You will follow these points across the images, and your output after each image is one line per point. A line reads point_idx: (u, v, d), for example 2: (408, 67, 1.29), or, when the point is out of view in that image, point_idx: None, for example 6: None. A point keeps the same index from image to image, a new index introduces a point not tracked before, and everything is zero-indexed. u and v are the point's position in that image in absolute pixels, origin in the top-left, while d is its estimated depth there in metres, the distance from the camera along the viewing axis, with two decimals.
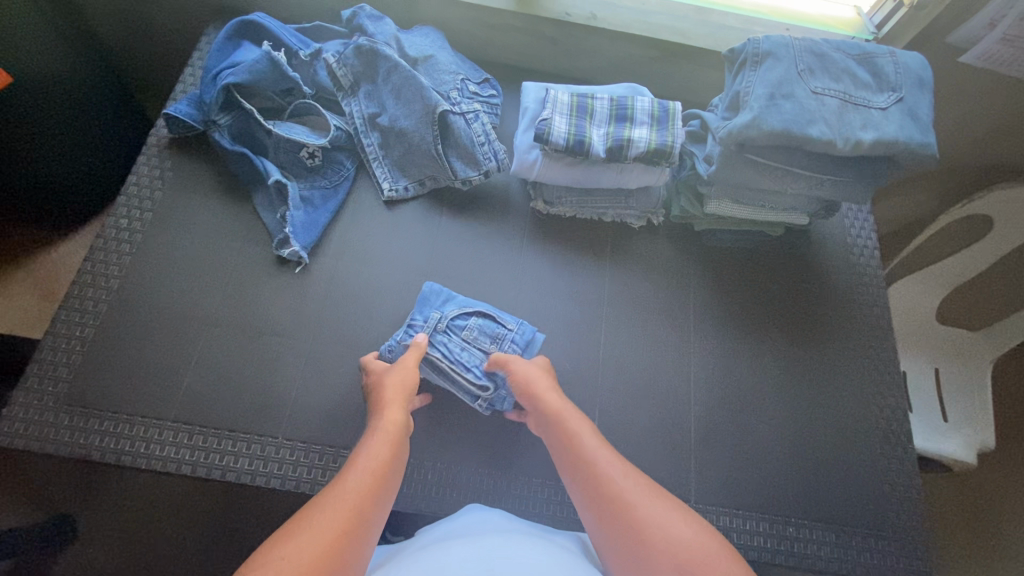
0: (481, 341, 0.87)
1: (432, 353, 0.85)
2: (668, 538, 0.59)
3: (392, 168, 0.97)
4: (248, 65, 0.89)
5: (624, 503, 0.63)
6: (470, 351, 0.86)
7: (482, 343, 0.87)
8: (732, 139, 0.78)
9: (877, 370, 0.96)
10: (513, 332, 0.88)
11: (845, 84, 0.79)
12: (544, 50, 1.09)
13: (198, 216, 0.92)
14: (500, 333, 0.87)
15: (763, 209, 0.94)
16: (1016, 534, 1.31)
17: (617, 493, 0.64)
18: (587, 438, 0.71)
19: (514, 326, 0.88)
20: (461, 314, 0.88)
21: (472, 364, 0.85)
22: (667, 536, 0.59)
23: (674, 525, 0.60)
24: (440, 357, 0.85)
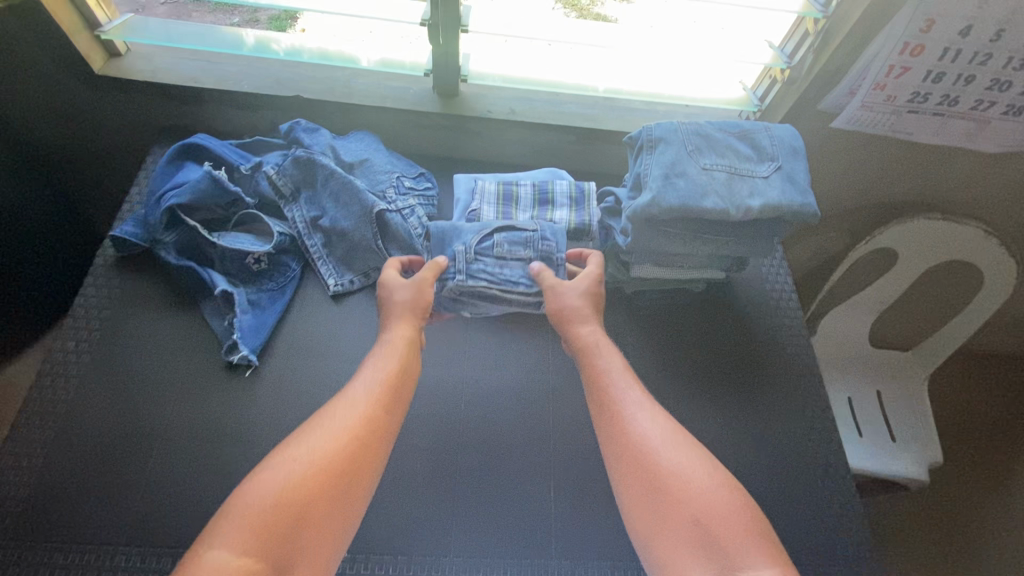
0: (515, 251, 0.97)
1: (477, 283, 0.94)
2: (681, 480, 0.74)
3: (337, 264, 1.02)
4: (191, 185, 0.94)
5: (642, 433, 0.79)
6: (509, 265, 0.96)
7: (516, 253, 0.97)
8: (637, 217, 0.87)
9: (810, 406, 1.03)
10: (538, 231, 0.98)
11: (730, 159, 0.90)
12: (473, 142, 1.20)
13: (146, 330, 0.95)
14: (528, 238, 0.97)
15: (683, 269, 1.03)
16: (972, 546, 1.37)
17: (635, 422, 0.80)
18: (612, 366, 0.87)
19: (535, 226, 0.98)
20: (484, 237, 0.96)
21: (516, 276, 0.96)
22: (681, 479, 0.74)
23: (686, 466, 0.76)
24: (487, 282, 0.95)
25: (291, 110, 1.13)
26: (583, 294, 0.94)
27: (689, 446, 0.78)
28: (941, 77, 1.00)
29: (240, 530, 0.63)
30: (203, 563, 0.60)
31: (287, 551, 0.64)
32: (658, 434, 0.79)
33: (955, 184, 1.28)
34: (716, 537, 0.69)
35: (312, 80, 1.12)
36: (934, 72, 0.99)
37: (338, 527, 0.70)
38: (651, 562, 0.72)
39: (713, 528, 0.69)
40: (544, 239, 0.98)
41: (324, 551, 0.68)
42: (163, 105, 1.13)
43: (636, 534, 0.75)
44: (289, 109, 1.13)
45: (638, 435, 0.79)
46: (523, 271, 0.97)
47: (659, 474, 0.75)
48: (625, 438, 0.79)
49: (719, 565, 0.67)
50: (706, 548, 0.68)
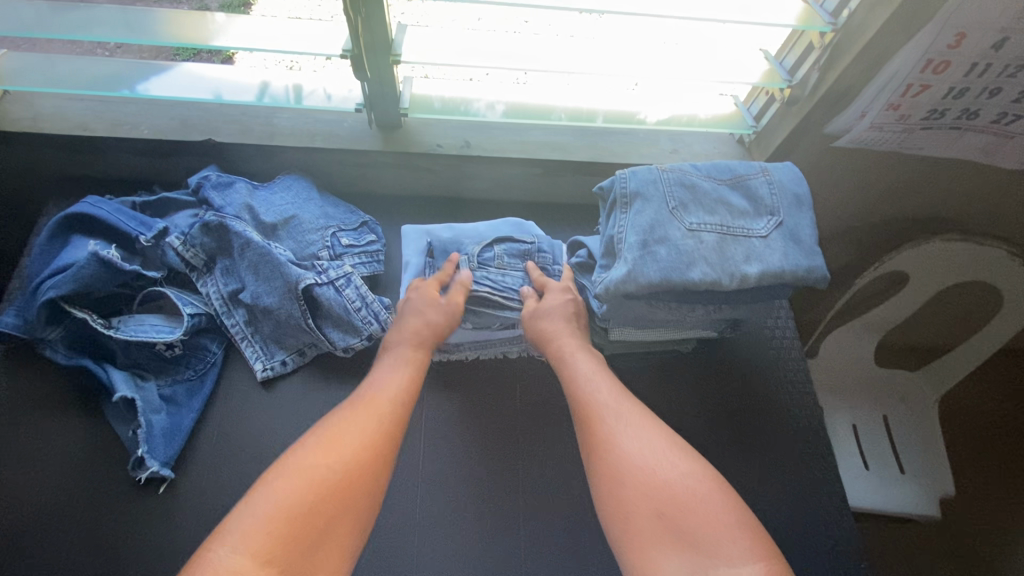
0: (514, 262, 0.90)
1: (480, 289, 0.86)
2: (651, 470, 0.65)
3: (266, 345, 0.87)
4: (73, 271, 0.77)
5: (608, 419, 0.71)
6: (510, 275, 0.89)
7: (516, 264, 0.90)
8: (612, 293, 0.72)
9: (823, 480, 0.88)
10: (536, 242, 0.92)
11: (721, 215, 0.74)
12: (423, 180, 1.03)
13: (38, 440, 0.80)
14: (527, 250, 0.91)
15: (670, 332, 0.88)
16: None
17: (605, 407, 0.73)
18: (583, 359, 0.79)
19: (534, 238, 0.92)
20: (484, 248, 0.90)
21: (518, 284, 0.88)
22: (650, 468, 0.65)
23: (660, 456, 0.67)
24: (490, 288, 0.86)
25: (204, 155, 0.96)
26: (559, 308, 0.82)
27: (658, 433, 0.70)
28: (962, 94, 0.83)
29: (262, 530, 0.54)
30: (215, 569, 0.50)
31: (308, 561, 0.54)
32: (631, 421, 0.71)
33: (973, 198, 1.13)
34: (689, 532, 0.60)
35: (228, 119, 0.95)
36: (956, 89, 0.82)
37: (359, 535, 0.60)
38: (624, 568, 0.62)
39: (684, 521, 0.61)
40: (542, 250, 0.91)
41: (342, 563, 0.57)
42: (49, 154, 0.95)
43: (611, 532, 0.65)
44: (202, 154, 0.95)
45: (607, 426, 0.71)
46: (524, 281, 0.89)
47: (626, 464, 0.66)
48: (598, 424, 0.71)
49: (695, 566, 0.58)
50: (684, 545, 0.59)
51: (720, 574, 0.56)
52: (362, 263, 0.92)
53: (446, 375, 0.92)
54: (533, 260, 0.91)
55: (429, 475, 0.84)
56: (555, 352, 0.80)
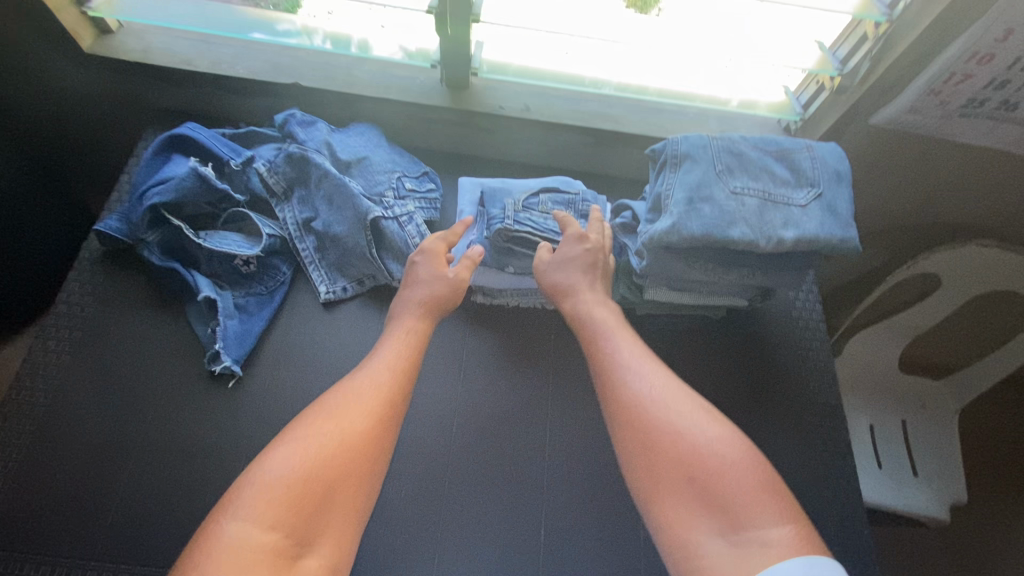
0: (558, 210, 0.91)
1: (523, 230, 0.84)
2: (679, 437, 0.68)
3: (330, 270, 0.96)
4: (175, 182, 0.88)
5: (637, 389, 0.73)
6: (551, 221, 0.91)
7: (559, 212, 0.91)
8: (655, 243, 0.78)
9: (828, 449, 0.95)
10: (580, 193, 0.94)
11: (764, 182, 0.80)
12: (482, 139, 1.10)
13: (128, 332, 0.90)
14: (569, 199, 0.93)
15: (704, 295, 0.94)
16: None
17: (631, 376, 0.75)
18: (603, 319, 0.83)
19: (577, 190, 0.94)
20: (530, 195, 0.91)
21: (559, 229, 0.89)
22: (679, 436, 0.68)
23: (689, 422, 0.69)
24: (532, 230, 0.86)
25: (289, 97, 1.05)
26: (570, 266, 0.86)
27: (687, 396, 0.73)
28: (1003, 85, 0.88)
29: (266, 502, 0.59)
30: (220, 540, 0.55)
31: (309, 528, 0.60)
32: (657, 390, 0.73)
33: (1013, 208, 1.16)
34: (717, 495, 0.64)
35: (313, 66, 1.04)
36: (998, 79, 0.87)
37: (359, 501, 0.66)
38: (656, 529, 0.66)
39: (713, 486, 0.64)
40: (585, 199, 0.93)
41: (345, 526, 0.63)
42: (154, 86, 1.05)
43: (640, 499, 0.69)
44: (288, 97, 1.05)
45: (633, 392, 0.73)
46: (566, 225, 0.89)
47: (656, 430, 0.70)
48: (624, 394, 0.74)
49: (725, 526, 0.62)
50: (712, 507, 0.63)
51: (751, 534, 0.60)
52: (421, 207, 0.99)
53: (489, 316, 0.99)
54: (576, 208, 0.92)
55: (463, 403, 0.92)
56: (578, 319, 0.84)
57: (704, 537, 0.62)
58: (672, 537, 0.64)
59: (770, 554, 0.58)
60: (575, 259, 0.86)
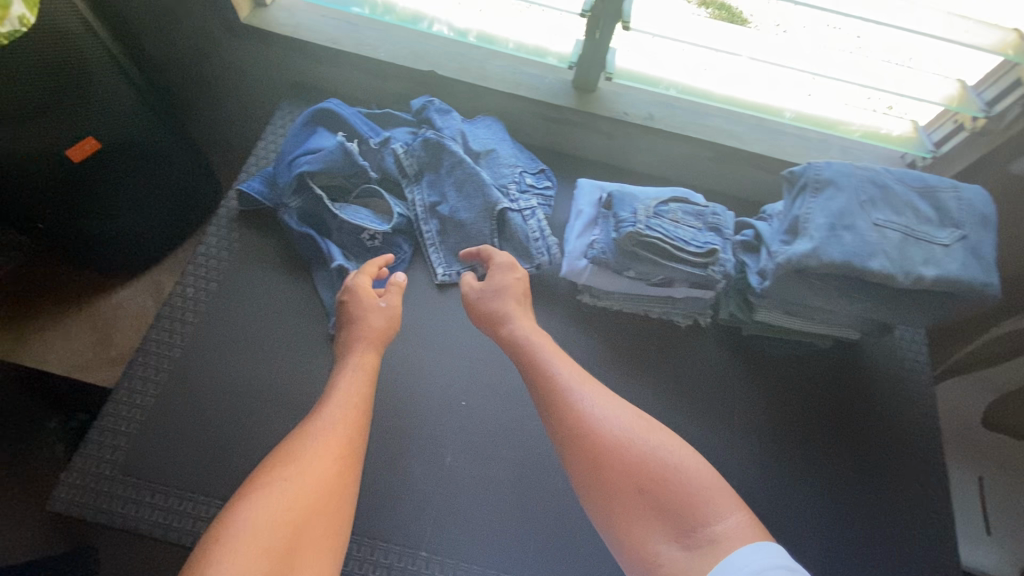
0: (689, 220, 0.87)
1: (652, 235, 0.84)
2: (620, 457, 0.71)
3: (448, 255, 0.99)
4: (325, 154, 0.94)
5: (581, 417, 0.74)
6: (682, 228, 0.86)
7: (690, 222, 0.87)
8: (790, 266, 0.78)
9: (926, 493, 0.93)
10: (710, 206, 0.89)
11: (907, 218, 0.79)
12: (599, 143, 1.13)
13: (259, 290, 0.95)
14: (701, 210, 0.88)
15: (815, 322, 0.94)
16: None
17: (574, 398, 0.76)
18: (541, 343, 0.83)
19: (709, 203, 0.89)
20: (660, 202, 0.88)
21: (691, 237, 0.85)
22: (620, 455, 0.71)
23: (628, 437, 0.72)
24: (661, 237, 0.84)
25: (423, 84, 1.10)
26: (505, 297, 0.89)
27: (623, 409, 0.76)
28: None
29: (242, 553, 0.58)
30: None
31: (290, 564, 0.60)
32: (597, 412, 0.75)
33: None
34: (667, 502, 0.67)
35: (450, 57, 1.09)
36: None
37: (335, 531, 0.66)
38: (616, 544, 0.69)
39: (662, 493, 0.68)
40: (716, 212, 0.88)
41: (326, 552, 0.64)
42: (297, 60, 1.11)
43: (601, 526, 0.71)
44: (422, 84, 1.09)
45: (579, 413, 0.75)
46: (698, 236, 0.85)
47: (603, 453, 0.71)
48: (568, 422, 0.75)
49: (678, 531, 0.66)
50: (661, 513, 0.67)
51: (702, 533, 0.64)
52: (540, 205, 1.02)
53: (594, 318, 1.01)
54: (707, 221, 0.87)
55: None
56: (515, 344, 0.84)
57: (659, 545, 0.66)
58: (635, 552, 0.67)
59: (723, 548, 0.62)
60: (507, 287, 0.90)
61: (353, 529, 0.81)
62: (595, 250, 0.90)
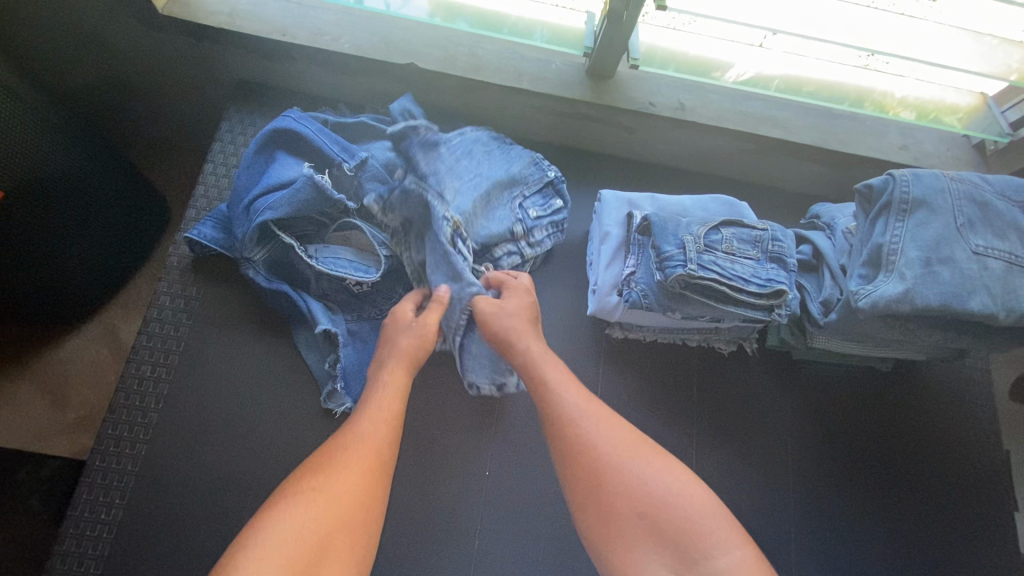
0: (745, 251, 0.72)
1: (705, 277, 0.69)
2: (631, 482, 0.60)
3: (488, 360, 0.79)
4: (291, 193, 0.74)
5: (588, 431, 0.63)
6: (739, 264, 0.71)
7: (747, 253, 0.72)
8: (874, 311, 0.65)
9: (994, 519, 0.86)
10: (769, 229, 0.74)
11: (1012, 242, 0.66)
12: (619, 138, 0.94)
13: (231, 360, 0.80)
14: (758, 236, 0.73)
15: (879, 347, 0.82)
16: None
17: (581, 411, 0.65)
18: (539, 353, 0.71)
19: (766, 226, 0.74)
20: (709, 229, 0.73)
21: (751, 274, 0.71)
22: (630, 480, 0.60)
23: (641, 461, 0.61)
24: (717, 276, 0.69)
25: (401, 79, 0.88)
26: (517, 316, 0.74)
27: (632, 429, 0.64)
28: None
29: (259, 562, 0.50)
30: None
31: None
32: (608, 428, 0.63)
33: None
34: (670, 532, 0.57)
35: (432, 43, 0.87)
36: None
37: (361, 552, 0.56)
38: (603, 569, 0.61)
39: (663, 522, 0.58)
40: (776, 237, 0.74)
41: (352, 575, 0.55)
42: (239, 54, 0.88)
43: (592, 551, 0.61)
44: (400, 80, 0.88)
45: (583, 429, 0.63)
46: (759, 273, 0.71)
47: (609, 477, 0.60)
48: (571, 439, 0.63)
49: (677, 561, 0.56)
50: (662, 542, 0.57)
51: (701, 566, 0.55)
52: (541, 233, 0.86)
53: (626, 352, 0.89)
54: (767, 250, 0.73)
55: None
56: (523, 358, 0.71)
57: None
58: None
59: None
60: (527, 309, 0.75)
61: None
62: (632, 292, 0.75)
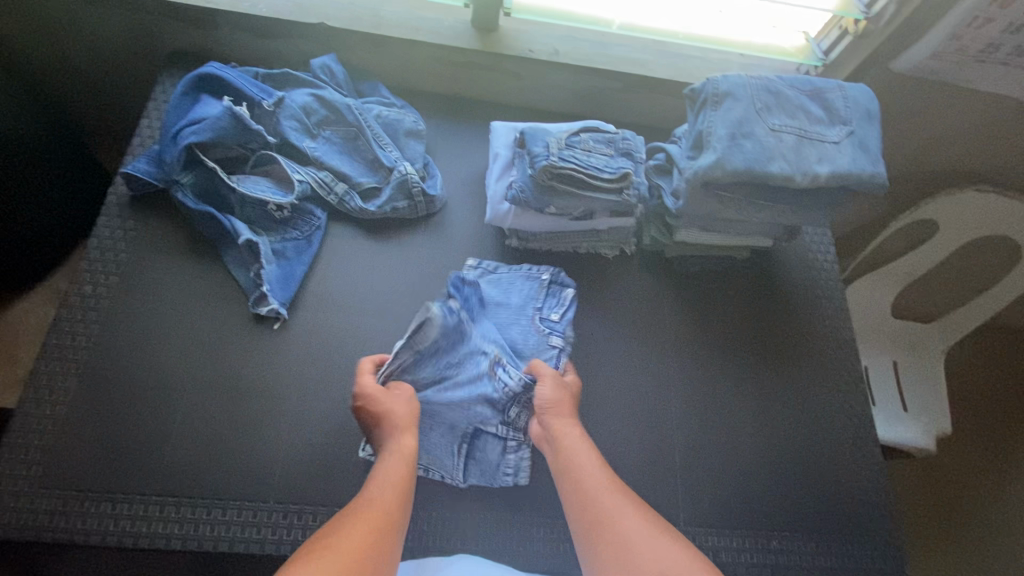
0: (600, 148, 0.87)
1: (565, 166, 0.83)
2: (651, 551, 0.68)
3: (488, 465, 0.86)
4: (210, 121, 0.88)
5: (610, 506, 0.73)
6: (595, 156, 0.86)
7: (602, 150, 0.87)
8: (698, 179, 0.81)
9: (847, 379, 1.01)
10: (620, 132, 0.90)
11: (800, 120, 0.83)
12: (509, 85, 1.10)
13: (166, 279, 0.90)
14: (610, 137, 0.89)
15: (730, 236, 0.98)
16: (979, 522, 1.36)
17: (604, 492, 0.75)
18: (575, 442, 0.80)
19: (616, 129, 0.90)
20: (571, 133, 0.88)
21: (605, 165, 0.86)
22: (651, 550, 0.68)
23: (653, 538, 0.69)
24: (574, 166, 0.84)
25: (314, 40, 1.03)
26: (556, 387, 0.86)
27: (646, 513, 0.73)
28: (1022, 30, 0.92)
29: None
30: None
31: None
32: (626, 509, 0.73)
33: (1015, 153, 1.21)
34: None
35: (339, 8, 1.02)
36: (1016, 23, 0.92)
37: None
38: None
39: None
40: (625, 138, 0.89)
41: None
42: (169, 25, 1.02)
43: None
44: (312, 39, 1.03)
45: (609, 505, 0.73)
46: (611, 164, 0.86)
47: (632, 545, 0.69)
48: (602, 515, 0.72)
49: None
50: None
51: None
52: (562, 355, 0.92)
53: (524, 260, 1.02)
54: (619, 147, 0.88)
55: None
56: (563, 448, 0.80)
57: None
58: None
59: None
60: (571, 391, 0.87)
61: (310, 499, 0.81)
62: (513, 189, 0.90)
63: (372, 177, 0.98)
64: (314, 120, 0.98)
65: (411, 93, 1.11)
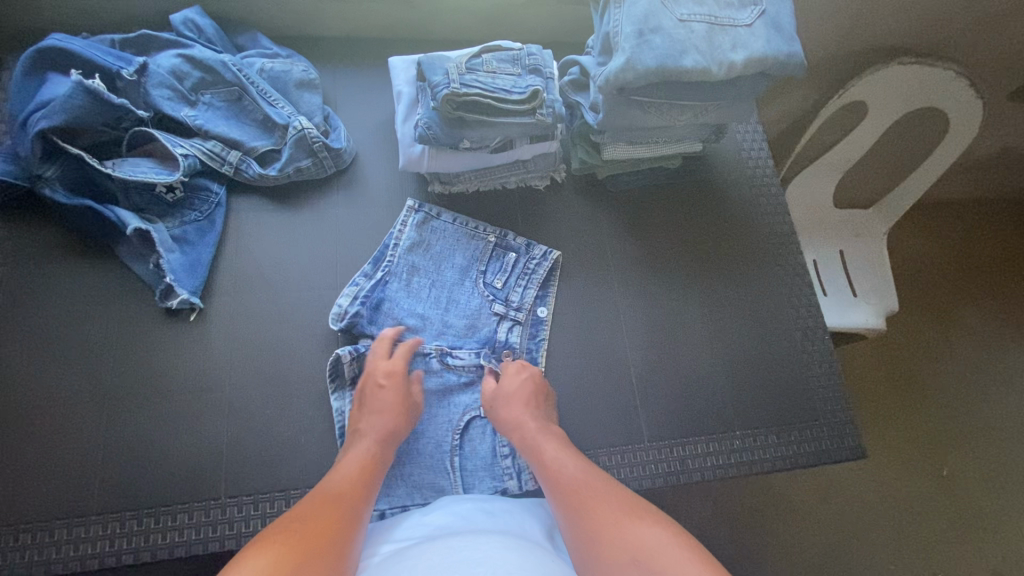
0: (505, 68, 0.81)
1: (469, 91, 0.77)
2: (629, 532, 0.61)
3: (484, 462, 0.84)
4: (62, 101, 0.78)
5: (586, 491, 0.68)
6: (501, 77, 0.80)
7: (507, 69, 0.81)
8: (612, 85, 0.76)
9: (789, 273, 1.01)
10: (524, 48, 0.84)
11: (709, 7, 0.77)
12: (403, 16, 1.00)
13: (58, 288, 0.81)
14: (516, 55, 0.83)
15: (660, 145, 0.94)
16: (931, 390, 1.43)
17: (577, 481, 0.69)
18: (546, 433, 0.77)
19: (521, 45, 0.84)
20: (472, 57, 0.81)
21: (512, 85, 0.80)
22: (629, 531, 0.61)
23: (634, 524, 0.62)
24: (480, 90, 0.77)
25: None
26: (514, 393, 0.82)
27: (623, 495, 0.67)
28: None
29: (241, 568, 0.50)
30: None
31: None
32: (607, 495, 0.67)
33: (933, 21, 1.19)
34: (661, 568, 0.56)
35: None
36: None
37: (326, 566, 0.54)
38: None
39: (653, 560, 0.57)
40: (531, 54, 0.83)
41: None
42: None
43: None
44: None
45: (582, 484, 0.69)
46: (518, 83, 0.80)
47: (609, 523, 0.63)
48: (582, 500, 0.67)
49: None
50: None
51: None
52: (531, 327, 0.92)
53: (451, 205, 0.96)
54: (525, 64, 0.82)
55: (453, 288, 0.92)
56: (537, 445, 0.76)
57: None
58: None
59: None
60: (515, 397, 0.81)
61: (262, 489, 0.76)
62: (420, 128, 0.82)
63: (267, 139, 0.90)
64: (188, 85, 0.88)
65: (298, 41, 1.01)
